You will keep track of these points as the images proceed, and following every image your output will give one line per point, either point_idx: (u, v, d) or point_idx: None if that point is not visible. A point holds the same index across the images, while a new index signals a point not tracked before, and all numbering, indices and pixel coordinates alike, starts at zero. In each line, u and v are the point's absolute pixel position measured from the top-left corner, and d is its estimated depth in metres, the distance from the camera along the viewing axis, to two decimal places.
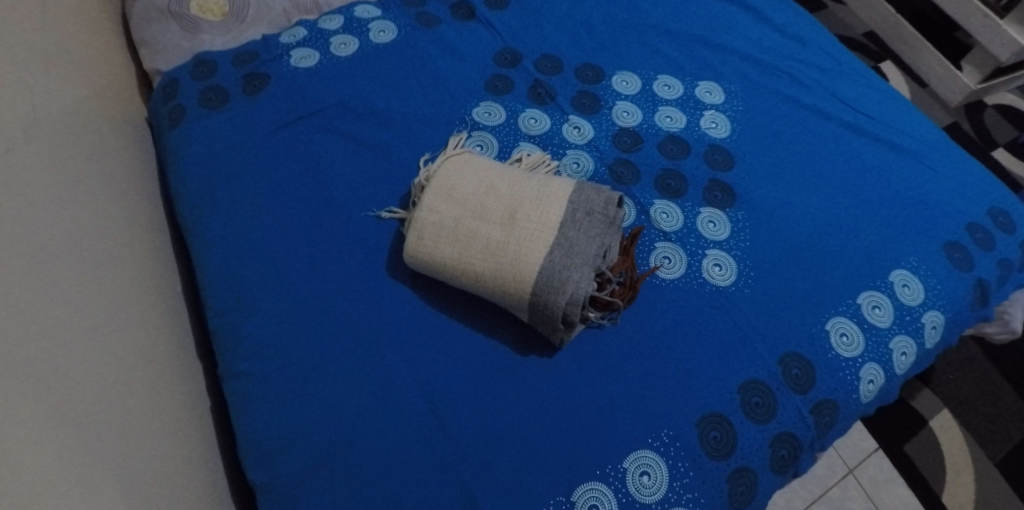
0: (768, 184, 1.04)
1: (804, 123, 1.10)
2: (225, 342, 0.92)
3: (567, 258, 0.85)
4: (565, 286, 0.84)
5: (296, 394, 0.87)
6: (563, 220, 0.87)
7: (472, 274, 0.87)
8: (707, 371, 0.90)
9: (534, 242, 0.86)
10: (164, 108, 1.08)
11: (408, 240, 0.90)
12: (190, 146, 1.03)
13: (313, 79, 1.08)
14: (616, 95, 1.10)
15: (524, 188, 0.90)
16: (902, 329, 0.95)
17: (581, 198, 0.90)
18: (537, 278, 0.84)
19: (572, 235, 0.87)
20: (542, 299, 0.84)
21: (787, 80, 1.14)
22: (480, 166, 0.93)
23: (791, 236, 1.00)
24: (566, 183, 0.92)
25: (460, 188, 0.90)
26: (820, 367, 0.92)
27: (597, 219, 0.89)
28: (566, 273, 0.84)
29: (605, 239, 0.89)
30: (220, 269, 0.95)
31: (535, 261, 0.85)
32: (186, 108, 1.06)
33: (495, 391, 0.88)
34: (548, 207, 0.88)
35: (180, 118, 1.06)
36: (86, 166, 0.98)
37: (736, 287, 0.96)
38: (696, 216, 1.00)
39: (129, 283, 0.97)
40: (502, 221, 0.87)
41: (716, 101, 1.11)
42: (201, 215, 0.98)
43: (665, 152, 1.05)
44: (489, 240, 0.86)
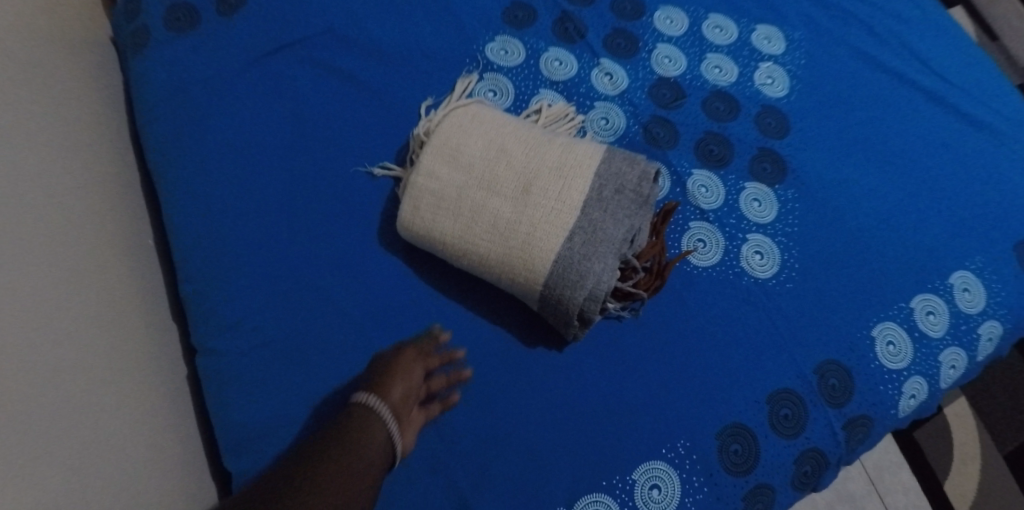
0: (824, 158, 0.90)
1: (873, 85, 0.94)
2: (195, 307, 0.81)
3: (589, 245, 0.73)
4: (583, 280, 0.72)
5: (275, 376, 0.77)
6: (587, 198, 0.74)
7: (476, 255, 0.75)
8: (735, 377, 0.80)
9: (551, 224, 0.73)
10: (127, 27, 0.93)
11: (403, 208, 0.77)
12: (160, 76, 0.89)
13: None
14: (658, 35, 0.94)
15: (543, 154, 0.76)
16: (955, 341, 0.85)
17: (610, 170, 0.76)
18: (552, 268, 0.72)
19: (596, 218, 0.74)
20: (556, 292, 0.73)
21: (859, 30, 0.97)
22: (491, 122, 0.79)
23: (844, 223, 0.87)
24: (594, 149, 0.78)
25: (467, 150, 0.77)
26: (860, 378, 0.82)
27: (628, 197, 0.76)
28: (586, 264, 0.72)
29: (635, 222, 0.76)
30: (190, 223, 0.83)
31: (551, 248, 0.73)
32: (150, 30, 0.91)
33: (496, 385, 0.79)
34: (570, 182, 0.75)
35: (144, 40, 0.91)
36: (32, 90, 0.84)
37: (778, 281, 0.84)
38: (739, 192, 0.87)
39: (90, 227, 0.85)
40: (514, 195, 0.74)
41: (775, 51, 0.94)
42: (171, 168, 0.86)
43: (710, 112, 0.90)
44: (498, 218, 0.74)
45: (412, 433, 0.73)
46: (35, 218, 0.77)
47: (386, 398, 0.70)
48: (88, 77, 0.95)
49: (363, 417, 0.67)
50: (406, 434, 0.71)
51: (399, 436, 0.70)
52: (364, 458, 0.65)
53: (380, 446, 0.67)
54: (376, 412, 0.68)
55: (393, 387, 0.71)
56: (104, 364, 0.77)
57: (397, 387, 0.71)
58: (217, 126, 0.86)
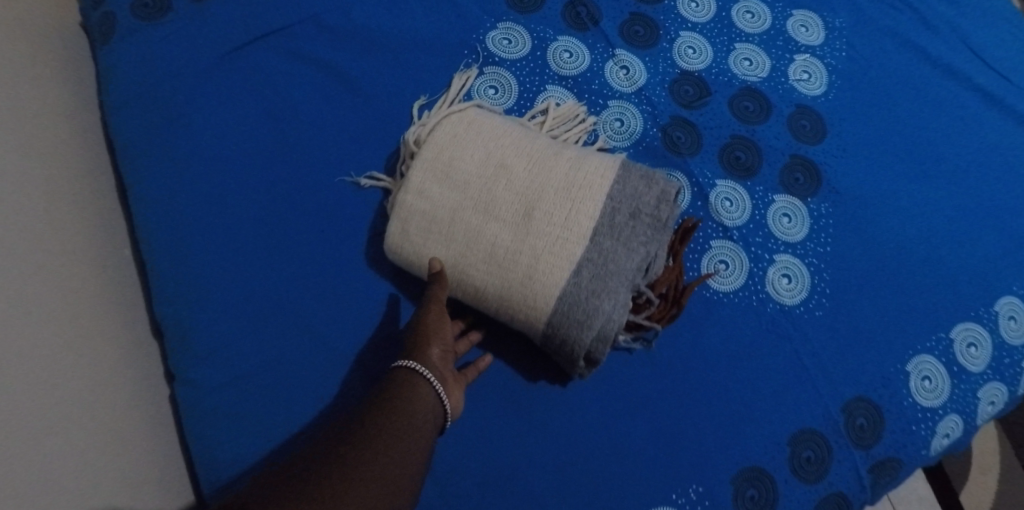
0: (865, 166, 0.81)
1: (921, 82, 0.84)
2: (171, 327, 0.74)
3: (598, 280, 0.65)
4: (591, 319, 0.65)
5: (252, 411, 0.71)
6: (598, 225, 0.66)
7: (472, 288, 0.67)
8: (755, 415, 0.73)
9: (556, 255, 0.65)
10: (95, 12, 0.84)
11: (390, 229, 0.69)
12: (131, 66, 0.80)
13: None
14: (681, 22, 0.84)
15: (549, 171, 0.67)
16: (996, 375, 0.78)
17: (624, 191, 0.67)
18: (556, 307, 0.65)
19: (608, 248, 0.65)
20: (561, 331, 0.66)
21: (908, 17, 0.87)
22: (491, 131, 0.70)
23: (882, 240, 0.79)
24: (607, 164, 0.68)
25: (462, 165, 0.68)
26: (891, 416, 0.74)
27: (644, 223, 0.68)
28: (595, 301, 0.65)
29: (651, 249, 0.68)
30: (164, 233, 0.75)
31: (556, 283, 0.65)
32: (117, 18, 0.81)
33: (493, 423, 0.72)
34: (577, 205, 0.66)
35: (111, 25, 0.81)
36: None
37: (806, 308, 0.76)
38: (768, 205, 0.78)
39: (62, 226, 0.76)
40: (515, 220, 0.66)
41: (812, 41, 0.84)
42: (142, 173, 0.77)
43: (737, 111, 0.81)
44: (496, 247, 0.66)
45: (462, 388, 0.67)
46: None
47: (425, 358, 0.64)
48: (62, 56, 0.85)
49: (404, 382, 0.62)
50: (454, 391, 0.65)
51: (447, 394, 0.64)
52: (413, 424, 0.60)
53: (429, 408, 0.62)
54: (419, 375, 0.63)
55: (431, 344, 0.65)
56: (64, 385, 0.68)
57: (436, 343, 0.65)
58: (195, 126, 0.78)
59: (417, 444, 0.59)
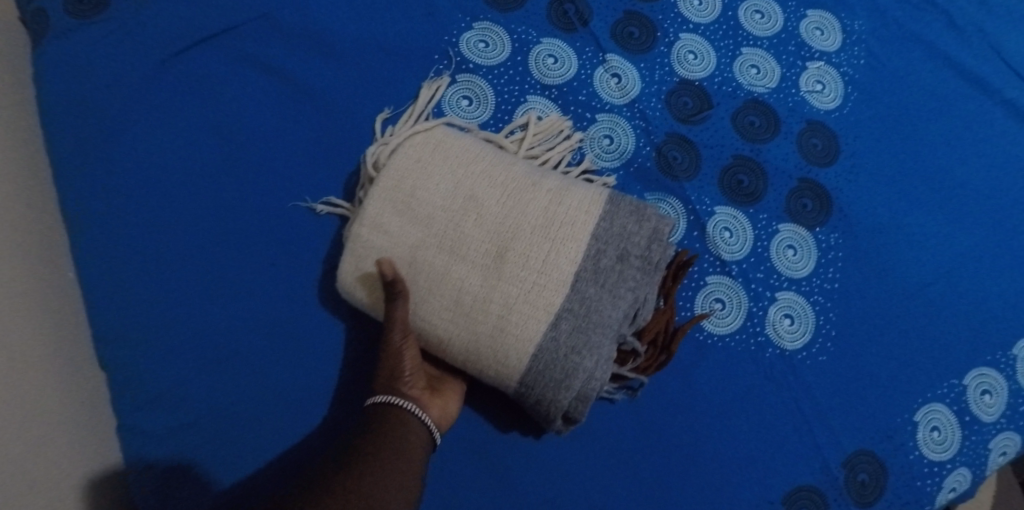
0: (881, 190, 0.73)
1: (947, 95, 0.76)
2: (109, 362, 0.65)
3: (579, 334, 0.58)
4: (570, 378, 0.58)
5: (196, 463, 0.64)
6: (580, 269, 0.58)
7: (436, 339, 0.60)
8: (748, 472, 0.67)
9: (530, 305, 0.57)
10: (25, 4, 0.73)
11: (343, 266, 0.61)
12: (65, 65, 0.70)
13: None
14: (681, 23, 0.74)
15: (525, 205, 0.59)
16: (1010, 424, 0.71)
17: (610, 229, 0.59)
18: (530, 365, 0.58)
19: (591, 297, 0.58)
20: (535, 391, 0.59)
21: (935, 20, 0.78)
22: (460, 155, 0.61)
23: (896, 276, 0.71)
24: (593, 198, 0.60)
25: (426, 197, 0.60)
26: (894, 472, 0.68)
27: (632, 266, 0.60)
28: (575, 358, 0.57)
29: (641, 294, 0.60)
30: (101, 253, 0.66)
31: (531, 337, 0.57)
32: (47, 11, 0.71)
33: (461, 481, 0.64)
34: (557, 247, 0.58)
35: (41, 22, 0.71)
36: None
37: (808, 353, 0.69)
38: (771, 236, 0.70)
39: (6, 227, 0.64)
40: (484, 262, 0.58)
41: (828, 46, 0.75)
42: (80, 186, 0.67)
43: (741, 127, 0.72)
44: (463, 293, 0.58)
45: (439, 399, 0.62)
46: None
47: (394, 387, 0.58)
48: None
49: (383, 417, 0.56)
50: (431, 405, 0.60)
51: (426, 412, 0.59)
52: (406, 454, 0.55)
53: (414, 433, 0.57)
54: (398, 407, 0.57)
55: (402, 370, 0.59)
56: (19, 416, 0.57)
57: (405, 369, 0.59)
58: (138, 135, 0.69)
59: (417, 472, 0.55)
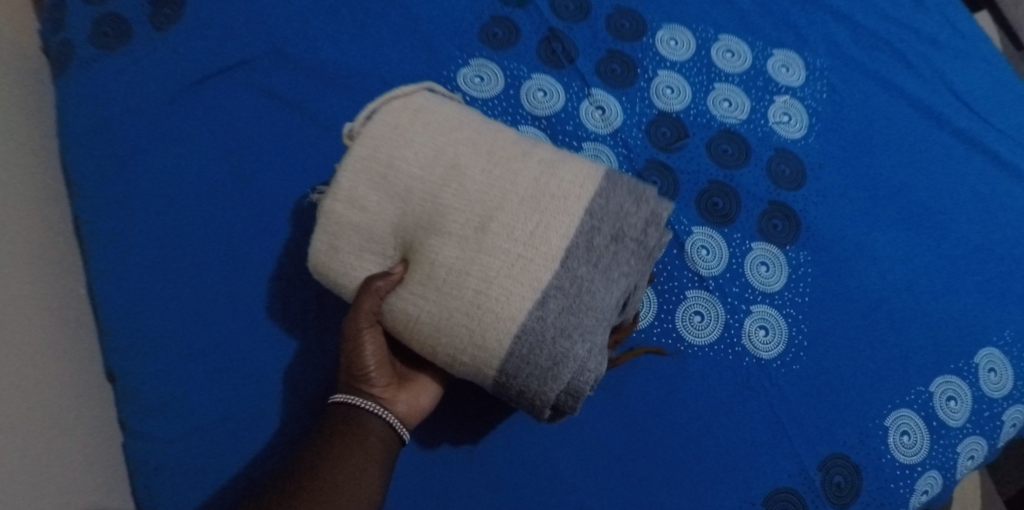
0: (846, 211, 0.79)
1: (903, 125, 0.83)
2: (121, 374, 0.69)
3: (568, 316, 0.55)
4: (559, 366, 0.55)
5: (205, 468, 0.67)
6: (572, 245, 0.55)
7: (408, 321, 0.57)
8: (730, 473, 0.71)
9: (515, 283, 0.54)
10: (53, 41, 0.80)
11: (316, 244, 0.60)
12: (89, 99, 0.76)
13: (255, 18, 0.79)
14: (660, 61, 0.81)
15: (513, 174, 0.57)
16: (976, 429, 0.76)
17: (606, 207, 0.57)
18: (514, 351, 0.55)
19: (583, 276, 0.56)
20: (518, 379, 0.56)
21: (889, 57, 0.85)
22: (445, 121, 0.60)
23: (863, 289, 0.77)
24: (589, 173, 0.58)
25: (404, 166, 0.58)
26: (868, 475, 0.73)
27: (626, 248, 0.58)
28: (564, 343, 0.55)
29: (630, 280, 0.59)
30: (117, 271, 0.71)
31: (514, 317, 0.54)
32: (74, 47, 0.78)
33: (458, 485, 0.68)
34: (546, 220, 0.55)
35: (68, 60, 0.78)
36: None
37: (783, 362, 0.74)
38: (745, 254, 0.76)
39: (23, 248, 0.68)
40: (463, 234, 0.56)
41: (793, 82, 0.82)
42: (101, 210, 0.73)
43: (715, 155, 0.78)
44: (437, 265, 0.56)
45: (406, 394, 0.62)
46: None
47: (353, 384, 0.59)
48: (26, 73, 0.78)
49: (342, 417, 0.58)
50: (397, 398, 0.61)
51: (391, 410, 0.60)
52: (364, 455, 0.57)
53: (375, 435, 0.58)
54: (353, 406, 0.58)
55: (361, 365, 0.59)
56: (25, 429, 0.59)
57: (366, 363, 0.59)
58: (156, 163, 0.74)
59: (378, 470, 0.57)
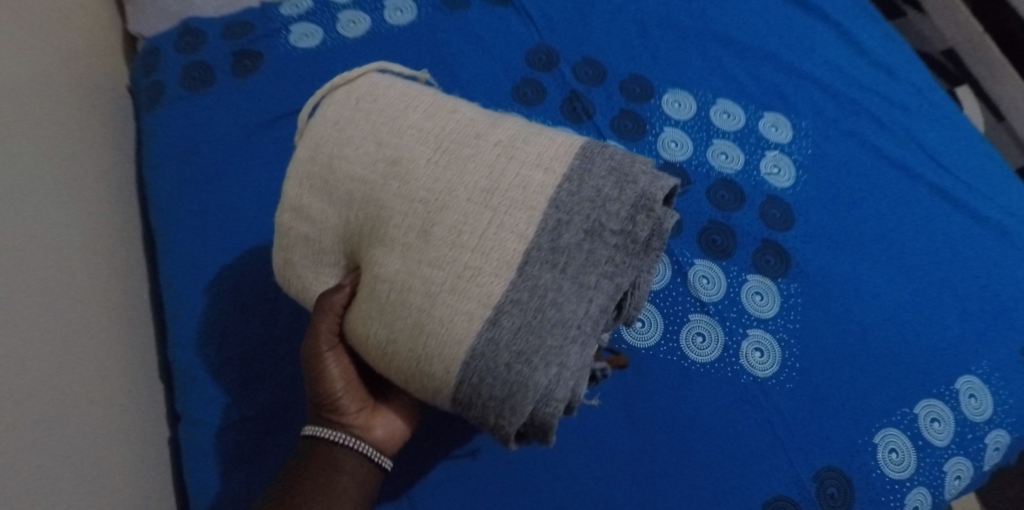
0: (832, 251, 0.88)
1: (882, 178, 0.93)
2: (183, 369, 0.78)
3: (524, 336, 0.54)
4: (517, 396, 0.54)
5: (259, 449, 0.73)
6: (532, 246, 0.55)
7: (356, 335, 0.60)
8: (731, 480, 0.77)
9: (461, 299, 0.55)
10: (143, 81, 0.91)
11: (277, 264, 0.67)
12: (175, 134, 0.87)
13: (318, 61, 0.89)
14: (665, 119, 0.93)
15: (467, 167, 0.57)
16: (961, 450, 0.82)
17: (573, 203, 0.56)
18: (466, 378, 0.55)
19: (544, 283, 0.55)
20: (477, 409, 0.56)
21: (867, 120, 0.97)
22: (392, 114, 0.61)
23: (851, 318, 0.85)
24: (557, 157, 0.57)
25: (347, 167, 0.60)
26: (860, 487, 0.78)
27: (604, 242, 0.56)
28: (521, 367, 0.54)
29: (610, 275, 0.57)
30: (187, 280, 0.80)
31: (462, 339, 0.54)
32: (165, 86, 0.89)
33: (483, 479, 0.76)
34: (504, 221, 0.55)
35: (157, 97, 0.89)
36: (63, 140, 0.81)
37: (778, 381, 0.81)
38: (741, 284, 0.85)
39: (89, 277, 0.78)
40: (406, 241, 0.57)
41: (781, 139, 0.94)
42: (177, 231, 0.83)
43: (714, 200, 0.89)
44: (380, 280, 0.57)
45: (376, 420, 0.68)
46: (29, 263, 0.69)
47: (324, 414, 0.66)
48: (108, 124, 0.92)
49: (313, 448, 0.65)
50: (371, 427, 0.67)
51: (361, 439, 0.66)
52: (335, 492, 0.63)
53: (346, 466, 0.65)
54: (323, 437, 0.65)
55: (326, 394, 0.65)
56: (77, 440, 0.68)
57: (330, 392, 0.65)
58: (226, 187, 0.84)
59: (354, 506, 0.64)
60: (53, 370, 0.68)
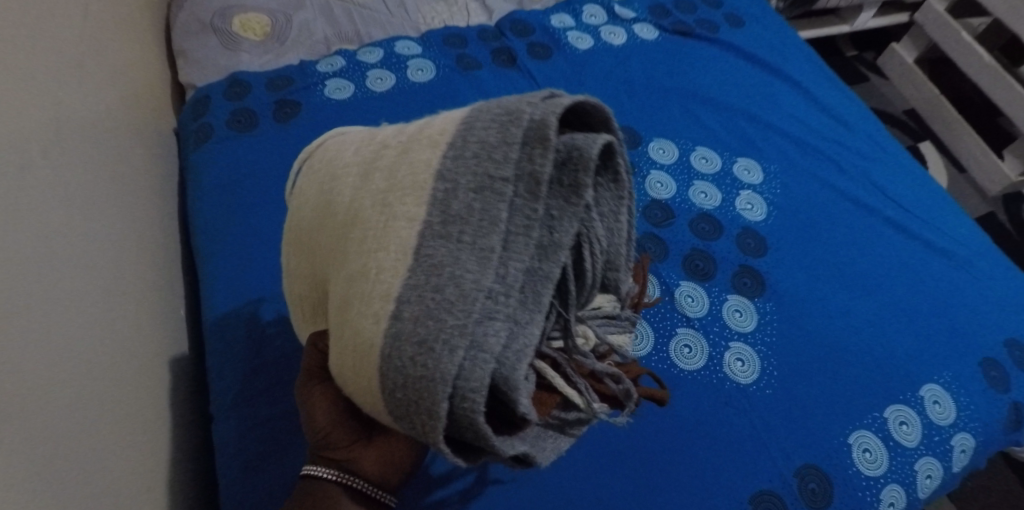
0: (802, 275, 0.99)
1: (844, 214, 1.05)
2: (222, 374, 0.87)
3: (426, 321, 0.52)
4: (429, 394, 0.51)
5: (289, 442, 0.82)
6: (423, 226, 0.53)
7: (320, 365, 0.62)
8: (719, 476, 0.84)
9: (369, 302, 0.54)
10: (193, 123, 1.03)
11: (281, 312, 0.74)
12: (221, 170, 0.99)
13: (349, 110, 1.03)
14: (651, 163, 1.06)
15: (377, 176, 0.56)
16: (929, 451, 0.89)
17: (462, 171, 0.54)
18: (386, 382, 0.53)
19: (440, 260, 0.53)
20: (405, 413, 0.53)
21: (828, 165, 1.10)
22: (330, 158, 0.62)
23: (823, 332, 0.94)
24: (446, 132, 0.56)
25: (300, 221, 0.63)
26: (838, 483, 0.85)
27: (498, 197, 0.53)
28: (427, 356, 0.52)
29: (514, 237, 0.54)
30: (228, 298, 0.91)
31: (373, 340, 0.53)
32: (214, 128, 1.02)
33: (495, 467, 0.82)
34: (403, 208, 0.54)
35: (206, 137, 1.01)
36: (124, 171, 0.92)
37: (758, 387, 0.90)
38: (722, 302, 0.95)
39: (136, 292, 0.87)
40: (341, 257, 0.58)
41: (753, 180, 1.07)
42: (221, 255, 0.93)
43: (696, 231, 1.01)
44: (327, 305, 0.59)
45: (366, 458, 0.65)
46: (94, 272, 0.79)
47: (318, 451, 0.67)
48: (162, 163, 1.04)
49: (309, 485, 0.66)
50: (361, 459, 0.65)
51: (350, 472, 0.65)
52: None
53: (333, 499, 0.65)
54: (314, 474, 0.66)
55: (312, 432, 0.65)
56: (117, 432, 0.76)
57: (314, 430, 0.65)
58: (266, 217, 0.95)
59: None
60: (103, 366, 0.76)
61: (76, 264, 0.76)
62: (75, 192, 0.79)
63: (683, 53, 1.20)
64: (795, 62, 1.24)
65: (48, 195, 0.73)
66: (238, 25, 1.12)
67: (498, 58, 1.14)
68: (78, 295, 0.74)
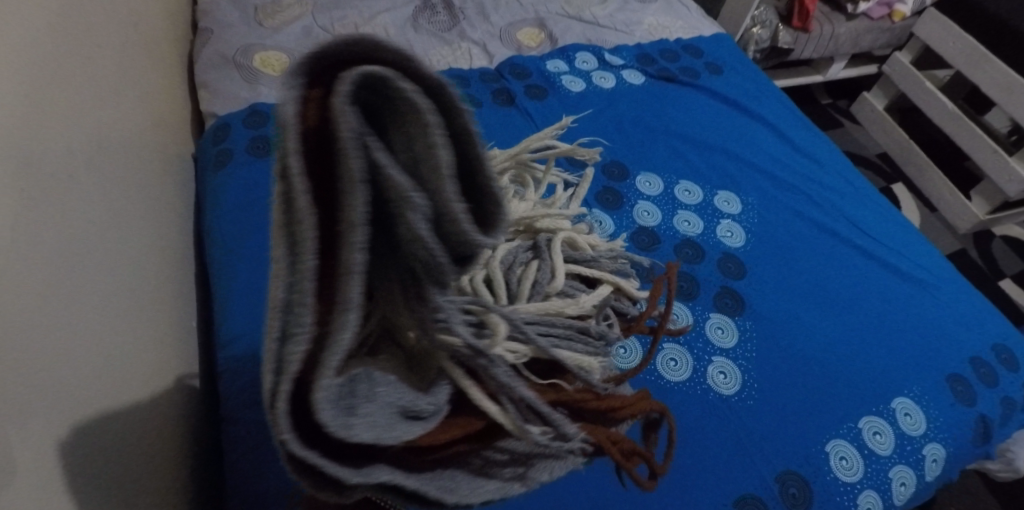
0: (779, 297, 1.05)
1: (817, 242, 1.13)
2: (234, 379, 0.92)
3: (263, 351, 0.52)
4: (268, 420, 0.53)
5: None
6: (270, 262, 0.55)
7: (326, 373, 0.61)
8: (706, 479, 0.88)
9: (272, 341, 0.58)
10: (213, 149, 1.11)
11: None
12: (240, 192, 1.06)
13: None
14: (638, 194, 1.14)
15: None
16: (902, 459, 0.95)
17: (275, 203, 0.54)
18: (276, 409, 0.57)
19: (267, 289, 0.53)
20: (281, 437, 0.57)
21: (801, 198, 1.19)
22: None
23: (799, 349, 1.00)
24: None
25: None
26: (817, 488, 0.90)
27: (285, 204, 0.52)
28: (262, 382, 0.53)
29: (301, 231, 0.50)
30: (241, 307, 0.96)
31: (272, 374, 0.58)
32: (233, 153, 1.10)
33: None
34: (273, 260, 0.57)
35: (226, 161, 1.09)
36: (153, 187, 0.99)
37: (740, 398, 0.95)
38: (706, 320, 1.01)
39: (169, 296, 0.93)
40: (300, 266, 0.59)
41: (732, 211, 1.15)
42: (237, 268, 1.00)
43: (680, 255, 1.08)
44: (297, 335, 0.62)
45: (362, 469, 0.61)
46: (137, 269, 0.85)
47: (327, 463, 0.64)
48: (182, 185, 1.11)
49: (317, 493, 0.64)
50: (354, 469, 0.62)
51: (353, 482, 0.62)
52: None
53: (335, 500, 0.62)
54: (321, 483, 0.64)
55: None
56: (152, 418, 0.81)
57: None
58: None
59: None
60: (143, 355, 0.81)
61: (123, 258, 0.82)
62: (121, 196, 0.86)
63: (666, 96, 1.30)
64: (768, 106, 1.35)
65: (99, 195, 0.80)
66: (258, 62, 1.22)
67: (498, 98, 1.23)
68: (124, 286, 0.80)
